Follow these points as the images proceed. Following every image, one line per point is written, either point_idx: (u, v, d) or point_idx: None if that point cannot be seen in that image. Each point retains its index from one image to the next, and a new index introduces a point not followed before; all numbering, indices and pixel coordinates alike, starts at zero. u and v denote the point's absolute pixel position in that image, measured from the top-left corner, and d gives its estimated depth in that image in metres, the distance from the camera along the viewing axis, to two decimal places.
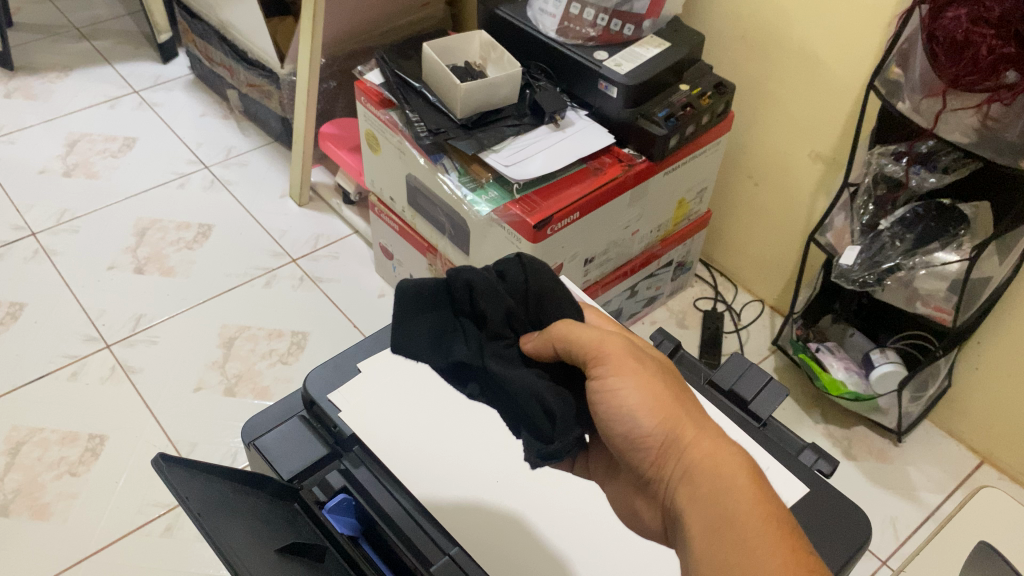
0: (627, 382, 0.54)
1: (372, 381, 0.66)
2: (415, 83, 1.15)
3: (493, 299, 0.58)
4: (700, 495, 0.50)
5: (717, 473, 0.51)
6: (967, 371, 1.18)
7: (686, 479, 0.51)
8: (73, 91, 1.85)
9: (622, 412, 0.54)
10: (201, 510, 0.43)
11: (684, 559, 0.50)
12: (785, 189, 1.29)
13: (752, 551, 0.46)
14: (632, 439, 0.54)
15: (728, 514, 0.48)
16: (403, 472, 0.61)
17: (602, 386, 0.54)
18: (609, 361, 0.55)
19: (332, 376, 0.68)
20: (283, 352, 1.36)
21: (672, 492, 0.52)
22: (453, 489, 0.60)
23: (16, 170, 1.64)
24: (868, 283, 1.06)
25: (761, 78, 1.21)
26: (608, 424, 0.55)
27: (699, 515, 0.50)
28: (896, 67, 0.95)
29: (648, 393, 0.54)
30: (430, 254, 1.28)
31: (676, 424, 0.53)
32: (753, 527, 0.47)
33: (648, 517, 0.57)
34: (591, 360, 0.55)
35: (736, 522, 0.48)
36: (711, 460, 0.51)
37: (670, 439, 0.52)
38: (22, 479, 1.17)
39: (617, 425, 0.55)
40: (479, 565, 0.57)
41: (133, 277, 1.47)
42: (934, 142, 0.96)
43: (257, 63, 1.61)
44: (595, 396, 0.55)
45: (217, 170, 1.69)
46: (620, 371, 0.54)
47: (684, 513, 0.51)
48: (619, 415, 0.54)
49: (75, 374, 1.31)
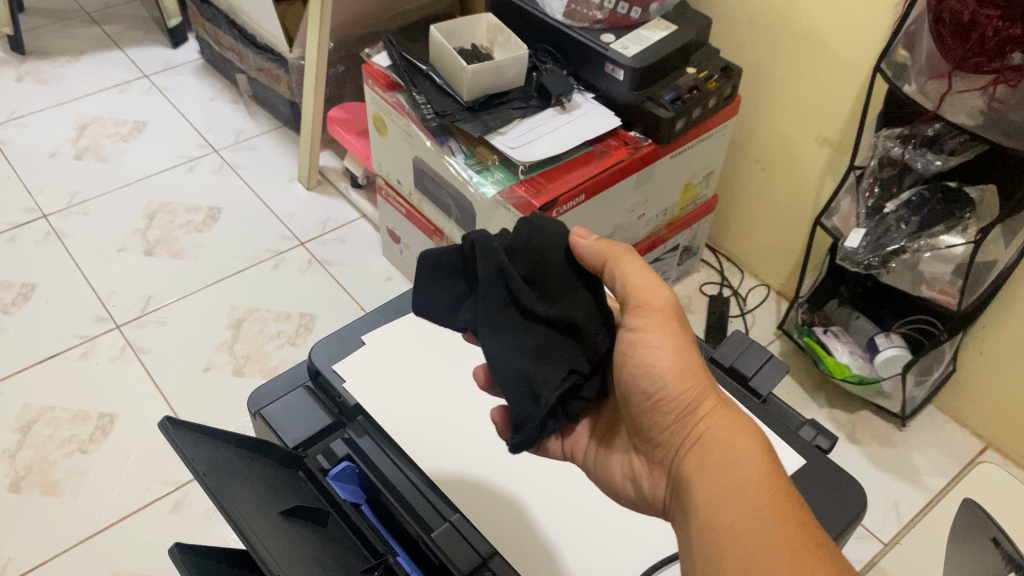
0: (663, 345, 0.53)
1: (382, 356, 0.68)
2: (422, 65, 1.15)
3: (486, 254, 0.54)
4: (713, 459, 0.50)
5: (731, 444, 0.51)
6: (972, 355, 1.18)
7: (702, 444, 0.51)
8: (83, 75, 1.86)
9: (651, 370, 0.53)
10: (207, 471, 0.44)
11: (687, 517, 0.50)
12: (792, 174, 1.29)
13: (757, 518, 0.46)
14: (653, 400, 0.53)
15: (738, 479, 0.48)
16: (406, 442, 0.61)
17: (636, 333, 0.53)
18: (653, 315, 0.53)
19: (337, 347, 0.68)
20: (290, 333, 1.38)
21: (684, 457, 0.52)
22: (454, 462, 0.61)
23: (27, 153, 1.66)
24: (872, 265, 1.06)
25: (768, 62, 1.21)
26: (632, 380, 0.54)
27: (709, 477, 0.50)
28: (901, 50, 0.95)
29: (682, 358, 0.53)
30: (436, 237, 1.29)
31: (699, 394, 0.53)
32: (762, 494, 0.47)
33: (648, 483, 0.56)
34: (637, 306, 0.53)
35: (745, 489, 0.48)
36: (728, 433, 0.51)
37: (692, 406, 0.52)
38: (34, 456, 1.19)
39: (642, 384, 0.53)
40: (479, 530, 0.57)
41: (143, 259, 1.48)
42: (940, 125, 0.97)
43: (266, 47, 1.61)
44: (626, 345, 0.53)
45: (226, 154, 1.70)
46: (661, 330, 0.53)
47: (693, 477, 0.51)
48: (646, 372, 0.53)
49: (85, 354, 1.33)
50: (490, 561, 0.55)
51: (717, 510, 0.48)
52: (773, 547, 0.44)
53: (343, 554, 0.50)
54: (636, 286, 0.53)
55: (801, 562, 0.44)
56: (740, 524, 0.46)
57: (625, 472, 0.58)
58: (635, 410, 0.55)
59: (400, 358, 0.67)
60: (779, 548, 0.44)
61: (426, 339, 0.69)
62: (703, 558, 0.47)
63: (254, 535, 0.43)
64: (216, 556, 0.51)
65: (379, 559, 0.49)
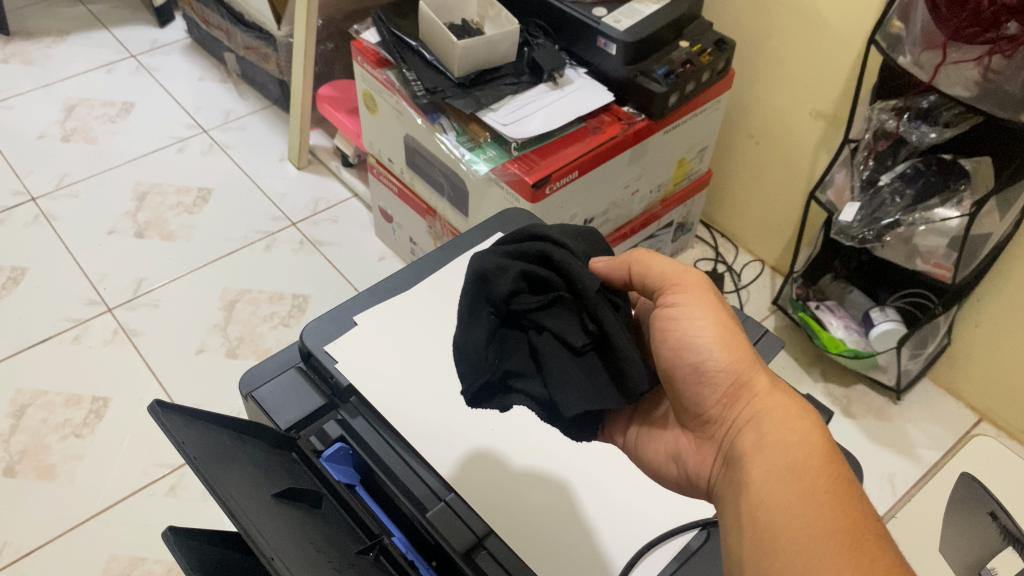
0: (705, 320, 0.53)
1: (386, 329, 0.64)
2: (411, 41, 1.13)
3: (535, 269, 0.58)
4: (765, 442, 0.50)
5: (789, 428, 0.50)
6: (967, 328, 1.18)
7: (753, 424, 0.51)
8: (70, 55, 1.84)
9: (694, 345, 0.52)
10: (198, 456, 0.44)
11: (733, 500, 0.49)
12: (787, 148, 1.29)
13: (817, 502, 0.45)
14: (699, 372, 0.52)
15: (796, 463, 0.48)
16: (389, 411, 0.59)
17: (676, 307, 0.53)
18: (686, 291, 0.54)
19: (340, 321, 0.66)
20: (284, 314, 1.37)
21: (734, 436, 0.52)
22: (437, 447, 0.58)
23: (15, 136, 1.64)
24: (867, 238, 1.07)
25: (763, 34, 1.20)
26: (672, 357, 0.53)
27: (763, 460, 0.49)
28: (897, 21, 0.94)
29: (725, 332, 0.53)
30: (430, 216, 1.28)
31: (747, 369, 0.52)
32: (821, 479, 0.47)
33: (696, 461, 0.55)
34: (668, 289, 0.54)
35: (804, 473, 0.47)
36: (784, 417, 0.51)
37: (740, 380, 0.52)
38: (28, 440, 1.19)
39: (683, 363, 0.53)
40: (473, 510, 0.55)
41: (134, 241, 1.47)
42: (935, 97, 0.95)
43: (254, 25, 1.59)
44: (669, 321, 0.53)
45: (215, 134, 1.68)
46: (701, 303, 0.53)
47: (745, 454, 0.50)
48: (686, 347, 0.52)
49: (78, 338, 1.32)
50: (484, 540, 0.53)
51: (773, 491, 0.47)
52: (830, 530, 0.44)
53: (338, 535, 0.49)
54: (659, 274, 0.54)
55: (860, 551, 0.43)
56: (796, 506, 0.46)
57: (668, 452, 0.56)
58: (681, 388, 0.54)
59: (409, 330, 0.64)
60: (835, 534, 0.44)
61: (417, 310, 0.66)
62: (754, 542, 0.46)
63: (249, 520, 0.42)
64: (207, 537, 0.51)
65: (374, 540, 0.50)
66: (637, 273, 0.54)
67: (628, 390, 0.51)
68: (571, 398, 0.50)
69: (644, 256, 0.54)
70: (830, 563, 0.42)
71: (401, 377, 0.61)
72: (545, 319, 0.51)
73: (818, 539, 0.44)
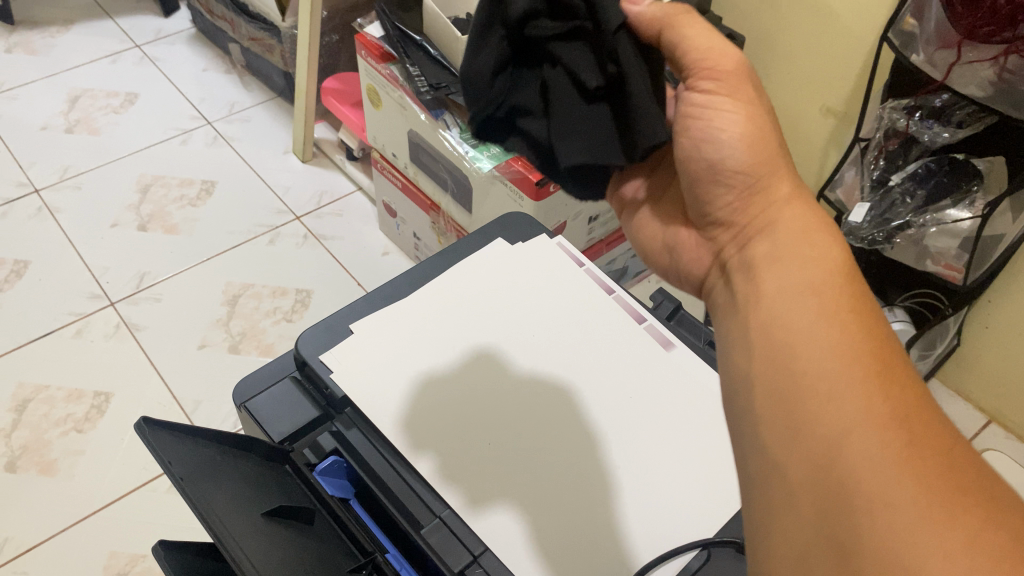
0: (733, 115, 0.50)
1: (383, 331, 0.61)
2: (413, 35, 1.11)
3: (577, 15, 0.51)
4: (784, 262, 0.45)
5: (810, 241, 0.46)
6: (977, 329, 1.16)
7: (771, 240, 0.47)
8: (74, 45, 1.83)
9: (716, 140, 0.51)
10: (184, 475, 0.43)
11: (744, 321, 0.45)
12: (796, 145, 1.27)
13: (837, 320, 0.40)
14: (714, 168, 0.51)
15: (815, 281, 0.43)
16: (380, 421, 0.56)
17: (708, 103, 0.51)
18: (721, 79, 0.51)
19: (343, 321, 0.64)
20: (287, 309, 1.36)
21: (745, 239, 0.50)
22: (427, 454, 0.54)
23: (18, 127, 1.63)
24: (877, 239, 1.05)
25: (773, 29, 1.18)
26: (693, 149, 0.52)
27: (777, 281, 0.44)
28: (910, 19, 0.92)
29: (752, 127, 0.51)
30: (433, 211, 1.27)
31: (770, 172, 0.50)
32: (843, 299, 0.41)
33: (698, 253, 0.56)
34: (701, 70, 0.51)
35: (820, 288, 0.43)
36: (804, 226, 0.47)
37: (755, 181, 0.50)
38: (30, 435, 1.18)
39: (702, 155, 0.52)
40: (470, 529, 0.51)
41: (137, 234, 1.46)
42: (947, 96, 0.94)
43: (258, 16, 1.58)
44: (696, 115, 0.51)
45: (219, 126, 1.67)
46: (732, 99, 0.51)
47: (758, 262, 0.47)
48: (709, 138, 0.51)
49: (80, 332, 1.31)
50: (480, 558, 0.50)
51: (785, 311, 0.42)
52: (856, 355, 0.38)
53: (330, 553, 0.49)
54: (699, 52, 0.50)
55: (883, 376, 0.37)
56: (811, 324, 0.41)
57: (666, 242, 0.59)
58: (695, 180, 0.53)
59: (405, 332, 0.61)
60: (855, 356, 0.38)
61: (418, 308, 0.63)
62: (764, 365, 0.41)
63: (235, 544, 0.41)
64: (197, 550, 0.50)
65: (366, 557, 0.49)
66: (668, 38, 0.50)
67: (631, 151, 0.50)
68: (572, 144, 0.50)
69: (680, 19, 0.49)
70: (848, 388, 0.37)
71: (401, 380, 0.59)
72: (557, 50, 0.49)
73: (844, 348, 0.39)
